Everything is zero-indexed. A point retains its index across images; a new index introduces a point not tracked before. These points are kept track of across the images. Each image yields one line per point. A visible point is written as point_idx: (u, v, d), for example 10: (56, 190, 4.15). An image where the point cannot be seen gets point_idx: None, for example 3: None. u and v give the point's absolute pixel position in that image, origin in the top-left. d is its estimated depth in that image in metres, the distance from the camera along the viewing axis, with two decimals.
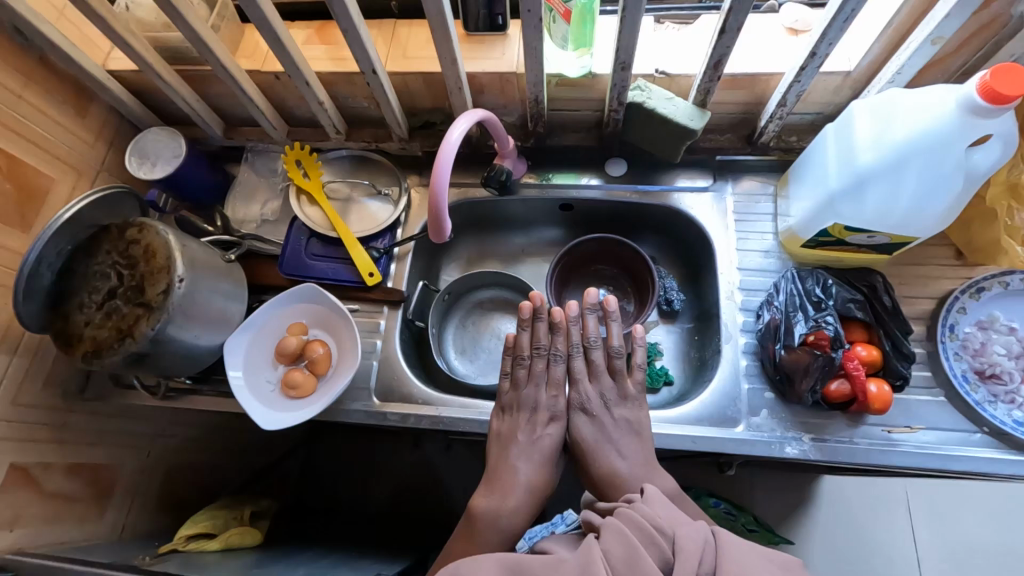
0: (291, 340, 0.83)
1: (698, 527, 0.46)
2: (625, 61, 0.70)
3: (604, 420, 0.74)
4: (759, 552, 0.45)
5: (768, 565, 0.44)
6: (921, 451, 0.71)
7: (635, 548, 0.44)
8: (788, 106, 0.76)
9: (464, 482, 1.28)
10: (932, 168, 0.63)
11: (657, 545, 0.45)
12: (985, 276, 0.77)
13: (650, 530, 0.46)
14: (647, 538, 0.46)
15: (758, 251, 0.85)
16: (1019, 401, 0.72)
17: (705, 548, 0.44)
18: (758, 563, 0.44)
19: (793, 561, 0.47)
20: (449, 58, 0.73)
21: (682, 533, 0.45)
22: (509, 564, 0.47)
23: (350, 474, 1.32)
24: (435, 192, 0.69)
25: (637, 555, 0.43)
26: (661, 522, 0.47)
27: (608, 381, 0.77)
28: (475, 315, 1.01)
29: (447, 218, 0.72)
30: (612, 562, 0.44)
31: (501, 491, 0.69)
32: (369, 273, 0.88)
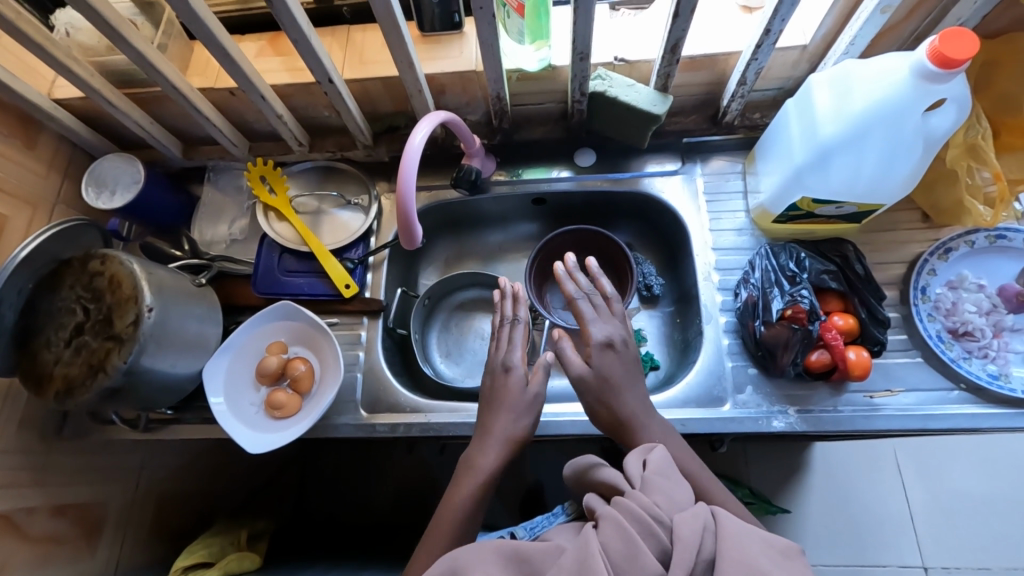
0: (271, 359, 0.81)
1: (697, 512, 0.46)
2: (584, 51, 0.69)
3: (614, 354, 0.68)
4: (758, 535, 0.45)
5: (767, 550, 0.44)
6: (902, 413, 0.72)
7: (634, 542, 0.44)
8: (748, 84, 0.76)
9: None
10: (894, 136, 0.64)
11: (656, 536, 0.45)
12: (952, 236, 0.79)
13: (648, 518, 0.46)
14: (646, 529, 0.45)
15: (731, 230, 0.86)
16: (992, 355, 0.73)
17: (704, 534, 0.44)
18: (757, 548, 0.44)
19: (793, 546, 0.46)
20: (405, 61, 0.72)
21: (681, 521, 0.45)
22: (508, 554, 0.46)
23: (349, 486, 1.32)
24: (403, 198, 0.68)
25: (633, 548, 0.43)
26: (660, 511, 0.47)
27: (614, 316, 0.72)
28: (457, 317, 1.00)
29: (417, 225, 0.71)
30: (611, 556, 0.43)
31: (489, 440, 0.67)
32: (346, 284, 0.87)
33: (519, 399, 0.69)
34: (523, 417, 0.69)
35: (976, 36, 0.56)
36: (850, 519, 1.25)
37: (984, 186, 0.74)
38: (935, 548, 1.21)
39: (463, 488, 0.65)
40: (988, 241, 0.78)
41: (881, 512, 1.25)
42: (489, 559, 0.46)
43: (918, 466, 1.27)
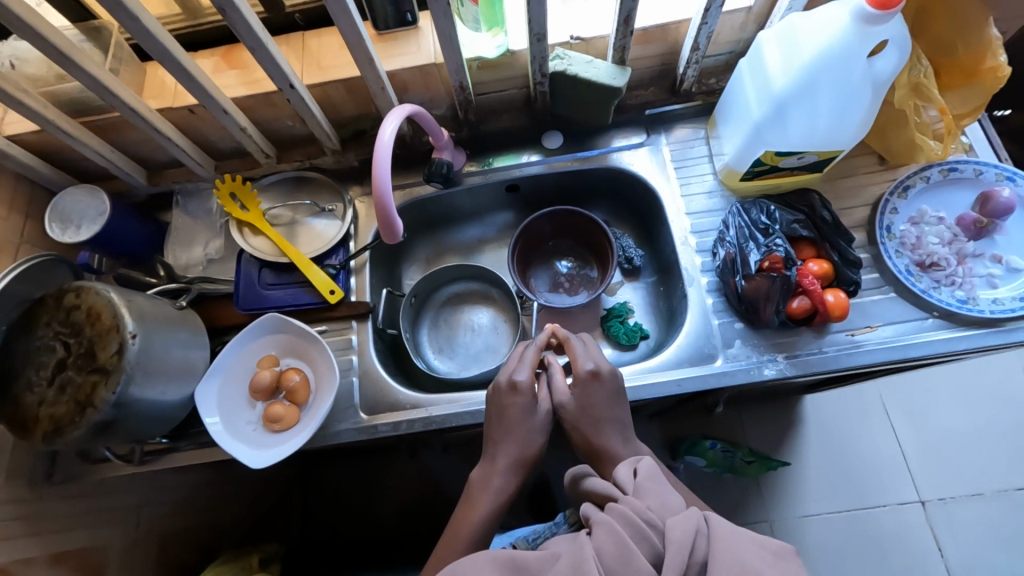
0: (264, 374, 0.80)
1: (689, 515, 0.47)
2: (541, 32, 0.71)
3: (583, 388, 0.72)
4: (750, 537, 0.47)
5: (760, 552, 0.46)
6: (882, 346, 0.76)
7: (627, 546, 0.46)
8: (701, 49, 0.78)
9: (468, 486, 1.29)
10: (842, 82, 0.66)
11: (649, 539, 0.47)
12: (908, 174, 0.83)
13: (642, 523, 0.48)
14: (639, 533, 0.47)
15: (702, 193, 0.88)
16: (958, 282, 0.77)
17: (696, 537, 0.46)
18: (750, 549, 0.45)
19: (787, 546, 0.47)
20: (366, 60, 0.72)
21: (673, 523, 0.47)
22: (505, 563, 0.48)
23: (355, 503, 1.31)
24: (379, 192, 0.66)
25: (626, 552, 0.45)
26: (652, 515, 0.49)
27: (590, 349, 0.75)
28: (446, 312, 1.01)
29: (397, 217, 0.69)
30: (604, 560, 0.45)
31: (492, 458, 0.71)
32: (330, 290, 0.86)
33: (534, 424, 0.72)
34: (536, 443, 0.71)
35: None
36: (846, 467, 1.31)
37: (933, 122, 0.80)
38: (927, 480, 1.28)
39: (479, 506, 0.68)
40: (942, 175, 0.82)
41: (873, 455, 1.31)
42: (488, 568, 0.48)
43: (904, 406, 1.34)
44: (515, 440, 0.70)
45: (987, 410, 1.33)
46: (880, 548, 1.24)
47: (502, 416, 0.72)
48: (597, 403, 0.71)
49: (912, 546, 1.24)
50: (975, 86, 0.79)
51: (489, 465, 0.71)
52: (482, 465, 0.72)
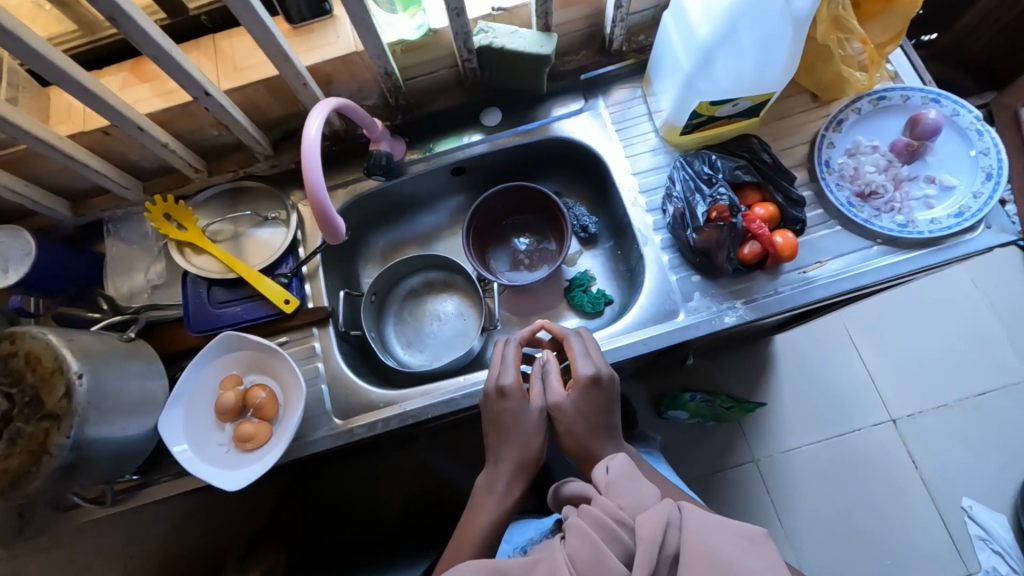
0: (227, 394, 0.78)
1: (660, 509, 0.49)
2: (458, 7, 0.68)
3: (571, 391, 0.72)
4: (722, 525, 0.48)
5: (731, 539, 0.47)
6: (832, 279, 0.78)
7: (598, 548, 0.47)
8: (625, 7, 0.77)
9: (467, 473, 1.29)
10: (761, 23, 0.66)
11: (620, 539, 0.48)
12: (841, 108, 0.84)
13: (613, 523, 0.49)
14: (610, 534, 0.48)
15: (646, 152, 0.88)
16: (898, 207, 0.80)
17: (667, 530, 0.47)
18: (721, 537, 0.47)
19: (761, 531, 0.48)
20: (280, 56, 0.69)
21: (643, 521, 0.48)
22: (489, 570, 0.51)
23: (355, 507, 1.30)
24: (314, 190, 0.63)
25: (597, 553, 0.47)
26: (623, 514, 0.50)
27: (581, 353, 0.73)
28: (409, 306, 0.99)
29: (336, 217, 0.66)
30: (576, 563, 0.47)
31: (492, 464, 0.73)
32: (285, 299, 0.84)
33: (526, 425, 0.72)
34: (531, 442, 0.72)
35: None
36: (821, 397, 1.36)
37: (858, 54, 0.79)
38: (897, 399, 1.35)
39: (483, 510, 0.70)
40: (872, 104, 0.84)
41: (846, 380, 1.37)
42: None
43: (870, 331, 1.41)
44: (511, 444, 0.72)
45: (941, 325, 1.39)
46: (861, 469, 1.30)
47: (495, 421, 0.73)
48: (586, 406, 0.71)
49: (888, 462, 1.31)
50: (893, 13, 0.80)
51: (490, 473, 0.73)
52: (485, 470, 0.74)
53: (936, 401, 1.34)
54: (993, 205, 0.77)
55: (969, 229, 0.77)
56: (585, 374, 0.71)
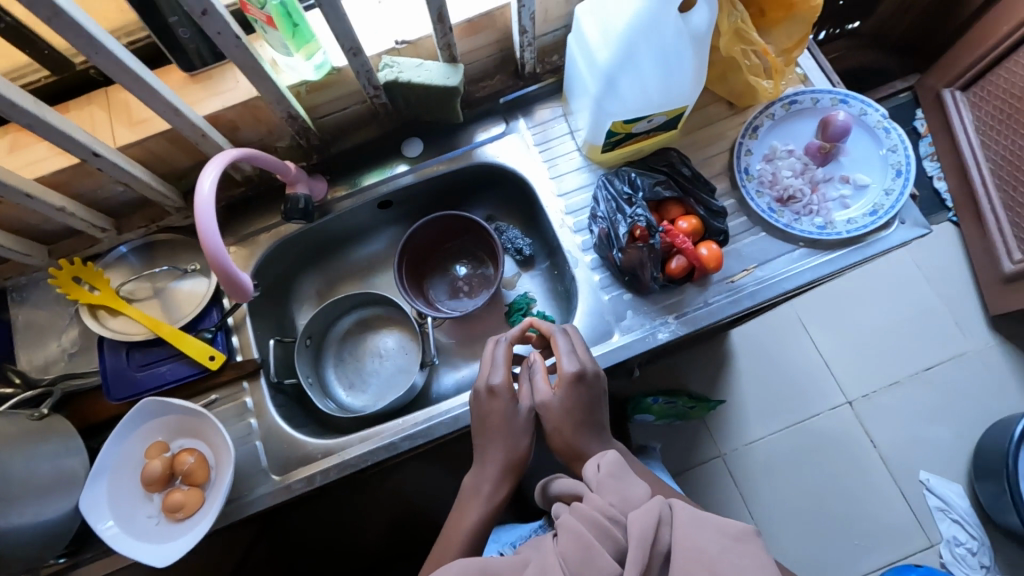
0: (153, 463, 0.74)
1: (652, 505, 0.46)
2: (353, 46, 0.66)
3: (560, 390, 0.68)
4: (712, 521, 0.46)
5: (720, 537, 0.45)
6: (760, 286, 0.79)
7: (589, 547, 0.45)
8: (530, 32, 0.76)
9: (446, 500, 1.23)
10: (658, 44, 0.66)
11: (612, 537, 0.46)
12: (756, 114, 0.85)
13: (605, 521, 0.47)
14: (602, 532, 0.46)
15: (571, 171, 0.88)
16: (816, 210, 0.81)
17: (659, 527, 0.45)
18: (709, 535, 0.45)
19: (749, 529, 0.46)
20: (170, 110, 0.65)
21: (636, 517, 0.45)
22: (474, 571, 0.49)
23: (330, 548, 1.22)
24: (213, 253, 0.59)
25: (587, 553, 0.45)
26: (615, 510, 0.48)
27: (566, 349, 0.69)
28: (349, 346, 0.97)
29: (241, 274, 0.63)
30: (567, 563, 0.45)
31: (480, 464, 0.70)
32: (209, 356, 0.81)
33: (515, 423, 0.69)
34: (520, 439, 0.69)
35: None
36: (778, 385, 1.39)
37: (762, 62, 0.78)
38: (852, 381, 1.38)
39: (469, 511, 0.68)
40: (784, 109, 0.85)
41: (804, 365, 1.40)
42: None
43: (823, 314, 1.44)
44: (499, 443, 0.69)
45: (890, 303, 1.44)
46: (824, 452, 1.33)
47: (483, 421, 0.70)
48: (573, 404, 0.67)
49: (849, 443, 1.33)
50: (795, 19, 0.82)
51: (478, 472, 0.70)
52: (473, 470, 0.71)
53: (890, 378, 1.38)
54: (904, 201, 0.79)
55: (883, 226, 0.79)
56: (569, 370, 0.68)
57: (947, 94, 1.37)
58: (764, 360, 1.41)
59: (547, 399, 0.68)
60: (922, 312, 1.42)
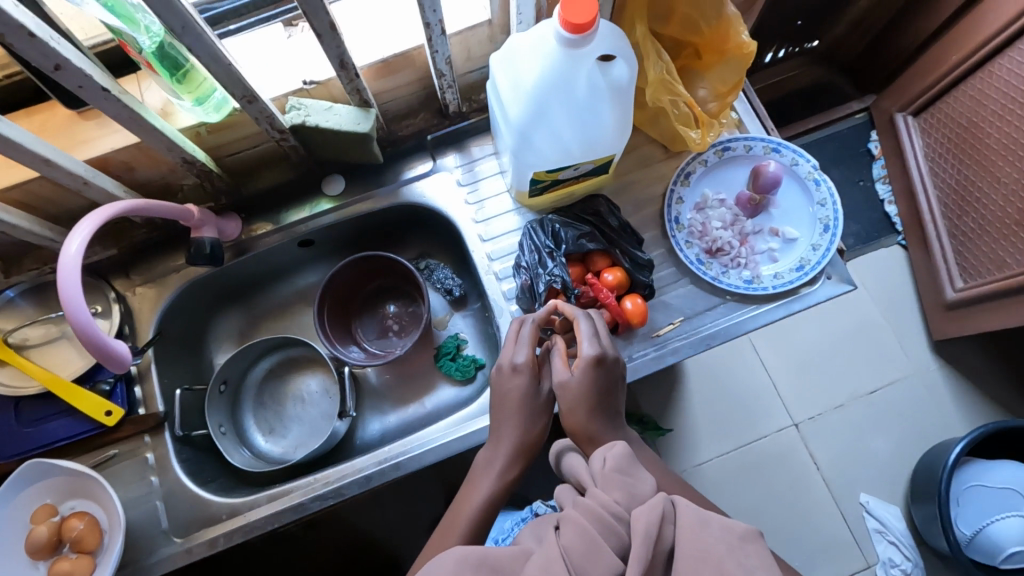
0: (38, 530, 0.70)
1: (656, 502, 0.43)
2: (247, 94, 0.61)
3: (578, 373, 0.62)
4: (718, 521, 0.43)
5: (725, 537, 0.42)
6: (686, 341, 0.76)
7: (593, 542, 0.42)
8: (447, 74, 0.72)
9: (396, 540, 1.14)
10: (571, 102, 0.62)
11: (616, 533, 0.43)
12: (688, 160, 0.83)
13: (608, 517, 0.43)
14: (606, 528, 0.43)
15: (499, 214, 0.84)
16: (743, 263, 0.79)
17: (663, 525, 0.42)
18: (716, 534, 0.42)
19: (754, 529, 0.43)
20: (39, 160, 0.59)
21: (639, 514, 0.42)
22: (475, 562, 0.44)
23: None
24: (74, 320, 0.55)
25: (590, 549, 0.41)
26: (619, 508, 0.45)
27: (586, 329, 0.64)
28: (269, 389, 0.92)
29: (114, 344, 0.59)
30: (571, 559, 0.41)
31: (493, 442, 0.65)
32: (105, 411, 0.75)
33: (530, 402, 0.65)
34: (536, 417, 0.65)
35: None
36: (732, 409, 1.29)
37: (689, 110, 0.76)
38: (800, 404, 1.28)
39: (478, 485, 0.63)
40: (717, 156, 0.83)
41: (750, 388, 1.30)
42: (453, 568, 0.44)
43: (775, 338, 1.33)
44: (512, 420, 0.64)
45: (835, 318, 1.34)
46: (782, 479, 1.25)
47: (500, 397, 0.66)
48: (590, 389, 0.62)
49: (795, 467, 1.25)
50: (729, 61, 0.78)
51: (492, 449, 0.64)
52: (486, 446, 0.66)
53: (834, 402, 1.28)
54: (831, 257, 0.78)
55: (809, 282, 0.78)
56: (589, 354, 0.62)
57: (898, 117, 1.26)
58: (718, 387, 1.31)
59: (566, 380, 0.63)
60: (865, 332, 1.32)
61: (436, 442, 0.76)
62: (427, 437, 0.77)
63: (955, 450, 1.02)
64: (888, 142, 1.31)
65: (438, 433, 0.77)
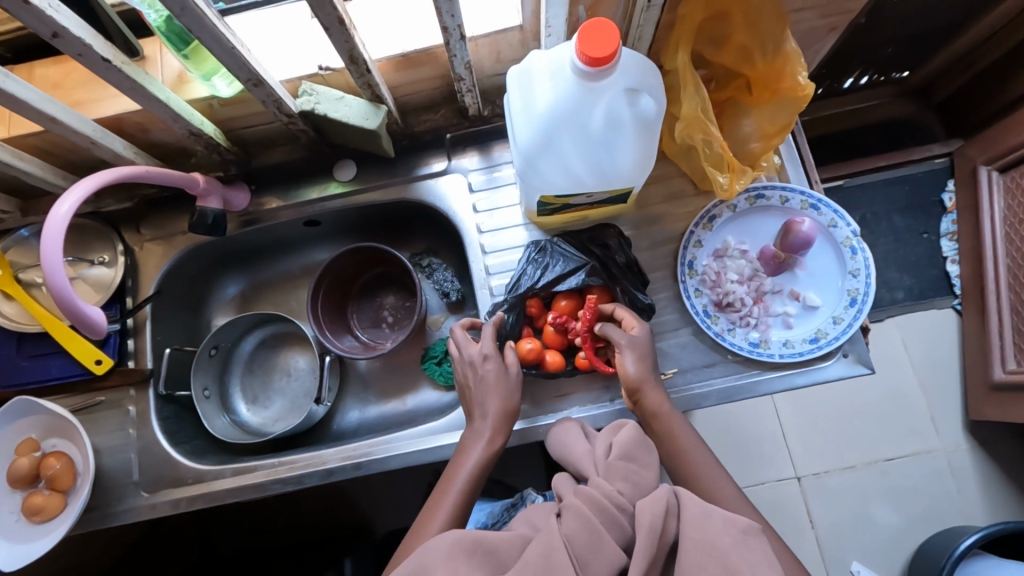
0: (19, 461, 0.74)
1: (661, 496, 0.46)
2: (253, 77, 0.60)
3: (641, 341, 0.65)
4: (720, 514, 0.46)
5: (728, 530, 0.45)
6: (674, 396, 0.71)
7: (597, 533, 0.45)
8: (466, 77, 0.68)
9: (369, 514, 1.16)
10: (582, 135, 0.58)
11: (619, 524, 0.46)
12: (715, 203, 0.76)
13: (612, 508, 0.46)
14: (610, 519, 0.46)
15: (506, 228, 0.80)
16: (753, 323, 0.73)
17: (667, 518, 0.46)
18: (718, 527, 0.45)
19: (757, 523, 0.46)
20: (46, 117, 0.60)
21: (643, 507, 0.46)
22: (470, 546, 0.46)
23: (246, 544, 1.17)
24: (49, 272, 0.57)
25: (595, 540, 0.44)
26: (622, 499, 0.48)
27: (626, 314, 0.68)
28: (261, 360, 0.93)
29: (90, 311, 0.63)
30: (575, 549, 0.44)
31: (476, 418, 0.65)
32: (96, 360, 0.77)
33: (505, 383, 0.66)
34: (514, 396, 0.66)
35: (617, 26, 0.50)
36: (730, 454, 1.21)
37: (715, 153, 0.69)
38: (803, 456, 1.19)
39: (470, 455, 0.63)
40: (748, 203, 0.76)
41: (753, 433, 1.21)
42: (447, 548, 0.46)
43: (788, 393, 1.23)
44: (482, 404, 0.65)
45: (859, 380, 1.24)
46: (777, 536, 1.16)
47: (473, 386, 0.67)
48: (647, 356, 0.65)
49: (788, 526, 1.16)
50: (782, 102, 0.69)
51: (475, 424, 0.65)
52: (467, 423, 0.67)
53: (842, 461, 1.18)
54: (852, 334, 0.71)
55: (823, 357, 0.72)
56: (643, 331, 0.66)
57: (982, 171, 1.12)
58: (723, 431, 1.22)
59: (628, 348, 0.65)
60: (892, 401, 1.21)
61: (399, 449, 0.75)
62: (392, 442, 0.76)
63: (965, 540, 0.94)
64: (965, 194, 1.17)
65: (402, 440, 0.76)
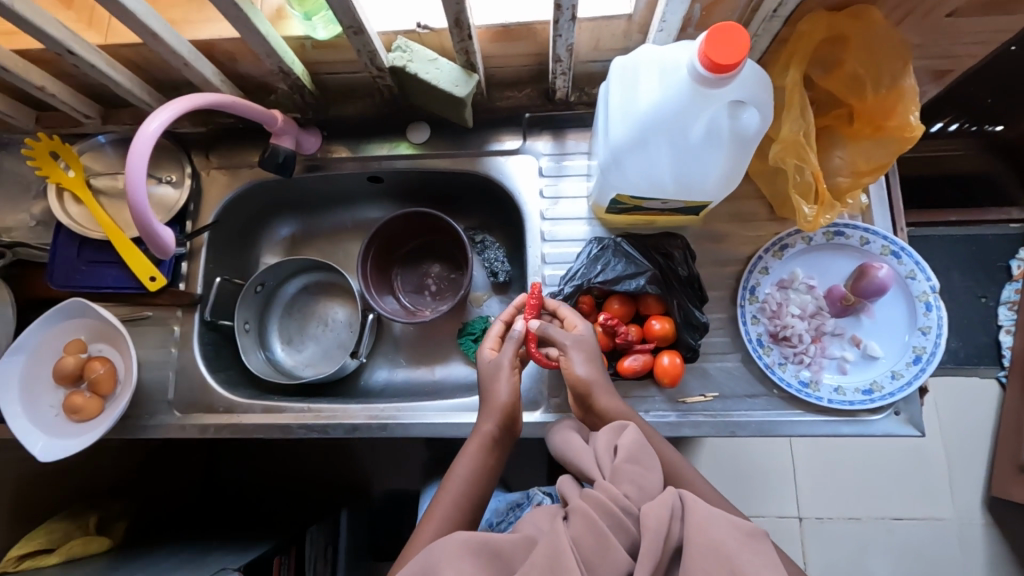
0: (66, 360, 0.76)
1: (666, 498, 0.44)
2: (355, 25, 0.59)
3: (584, 342, 0.62)
4: (724, 517, 0.44)
5: (733, 532, 0.43)
6: (710, 419, 0.70)
7: (604, 537, 0.43)
8: (565, 60, 0.66)
9: (374, 470, 1.18)
10: (678, 140, 0.56)
11: (624, 528, 0.44)
12: (790, 232, 0.74)
13: (618, 511, 0.44)
14: (614, 522, 0.44)
15: (569, 219, 0.78)
16: (807, 362, 0.71)
17: (672, 521, 0.43)
18: (723, 530, 0.43)
19: (759, 528, 0.45)
20: (148, 32, 0.60)
21: (647, 510, 0.43)
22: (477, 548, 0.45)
23: (254, 474, 1.20)
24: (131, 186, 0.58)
25: (602, 543, 0.42)
26: (628, 502, 0.45)
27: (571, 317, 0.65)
28: (301, 304, 0.94)
29: (162, 231, 0.64)
30: (582, 552, 0.42)
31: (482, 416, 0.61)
32: (149, 277, 0.79)
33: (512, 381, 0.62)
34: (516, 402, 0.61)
35: (748, 33, 0.47)
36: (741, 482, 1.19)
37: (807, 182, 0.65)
38: (815, 498, 1.16)
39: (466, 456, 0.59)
40: (825, 237, 0.73)
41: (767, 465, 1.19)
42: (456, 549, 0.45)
43: None
44: (487, 405, 0.61)
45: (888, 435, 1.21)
46: None
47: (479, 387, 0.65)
48: (590, 356, 0.62)
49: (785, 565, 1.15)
50: (884, 141, 0.65)
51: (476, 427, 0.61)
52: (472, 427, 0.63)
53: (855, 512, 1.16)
54: (907, 392, 0.68)
55: (872, 410, 0.69)
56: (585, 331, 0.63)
57: None
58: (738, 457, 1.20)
59: (574, 349, 0.62)
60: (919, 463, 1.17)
61: (426, 419, 0.75)
62: (420, 410, 0.77)
63: None
64: None
65: (429, 410, 0.76)
